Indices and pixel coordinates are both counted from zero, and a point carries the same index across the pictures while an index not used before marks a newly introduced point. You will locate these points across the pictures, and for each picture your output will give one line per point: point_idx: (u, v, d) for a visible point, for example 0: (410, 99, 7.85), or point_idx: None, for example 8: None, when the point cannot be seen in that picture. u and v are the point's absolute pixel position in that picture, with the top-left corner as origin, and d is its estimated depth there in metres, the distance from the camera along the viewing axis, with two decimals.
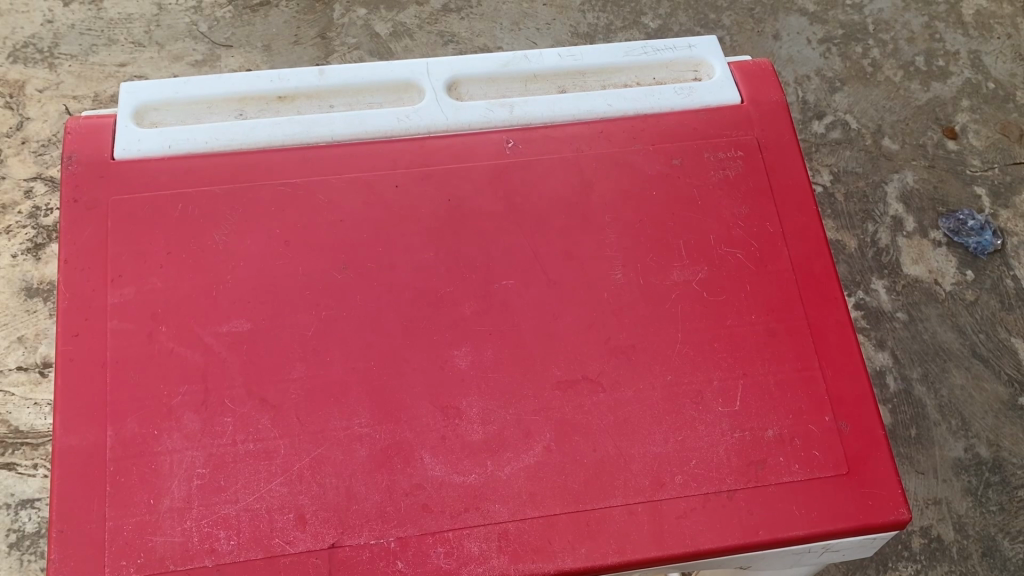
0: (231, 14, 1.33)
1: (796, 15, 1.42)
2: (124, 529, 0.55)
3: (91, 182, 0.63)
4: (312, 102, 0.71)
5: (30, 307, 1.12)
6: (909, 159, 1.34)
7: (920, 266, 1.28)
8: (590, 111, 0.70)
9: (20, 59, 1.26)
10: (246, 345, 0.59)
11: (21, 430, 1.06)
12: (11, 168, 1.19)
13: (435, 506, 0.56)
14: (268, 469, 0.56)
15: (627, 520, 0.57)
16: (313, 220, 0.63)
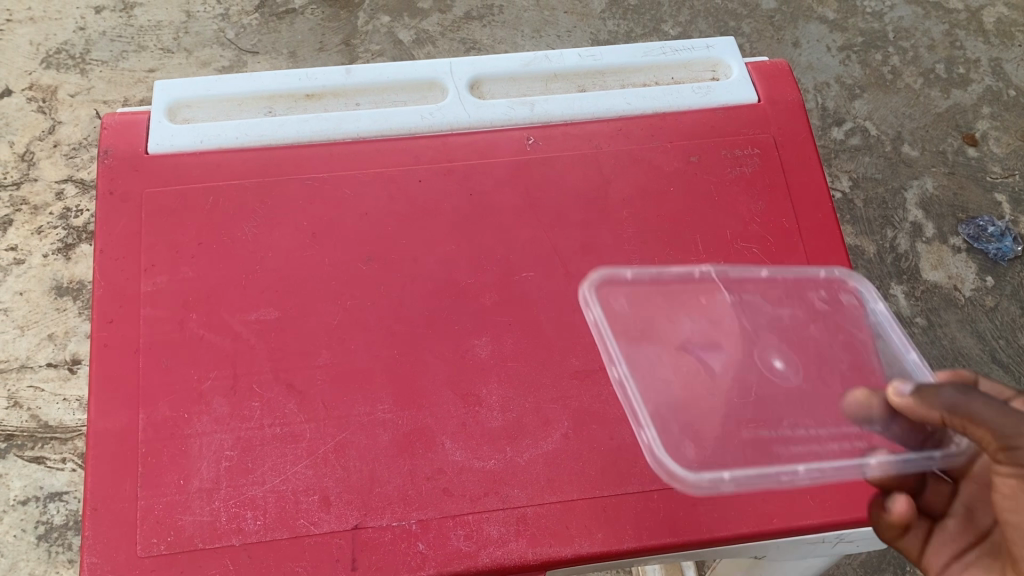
0: (258, 21, 1.33)
1: (815, 23, 1.43)
2: (155, 508, 0.56)
3: (126, 176, 0.65)
4: (338, 100, 0.73)
5: (60, 305, 1.12)
6: (928, 165, 1.34)
7: (939, 271, 1.27)
8: (609, 110, 0.72)
9: (52, 64, 1.27)
10: (273, 334, 0.61)
11: (50, 425, 1.06)
12: (43, 169, 1.20)
13: (455, 490, 0.58)
14: (295, 452, 0.58)
15: (642, 506, 0.58)
16: (338, 213, 0.65)
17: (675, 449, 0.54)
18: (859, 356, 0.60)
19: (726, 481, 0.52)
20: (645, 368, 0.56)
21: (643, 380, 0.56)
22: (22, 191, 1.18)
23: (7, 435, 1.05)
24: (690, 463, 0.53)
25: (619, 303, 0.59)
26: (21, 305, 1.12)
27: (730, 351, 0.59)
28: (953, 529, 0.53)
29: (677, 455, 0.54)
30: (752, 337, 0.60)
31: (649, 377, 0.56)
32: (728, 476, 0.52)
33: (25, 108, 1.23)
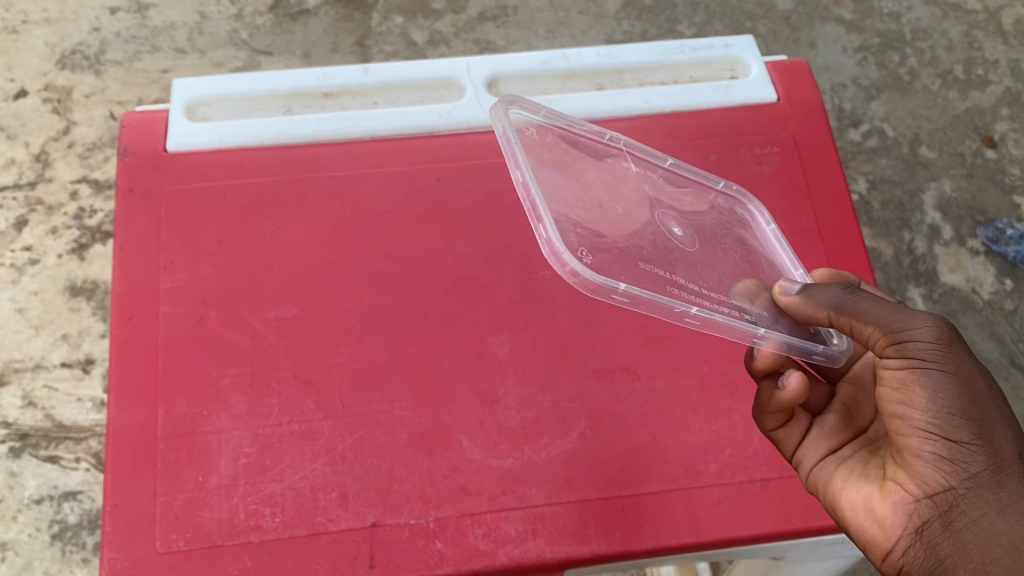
0: (272, 22, 1.26)
1: (831, 24, 1.36)
2: (174, 504, 0.56)
3: (146, 174, 0.66)
4: (357, 98, 0.73)
5: (74, 305, 1.05)
6: (946, 167, 1.27)
7: (957, 274, 1.20)
8: (628, 108, 0.71)
9: (67, 65, 1.19)
10: (292, 331, 0.61)
11: (64, 425, 0.99)
12: (57, 170, 1.12)
13: (474, 489, 0.58)
14: (313, 450, 0.58)
15: (661, 506, 0.58)
16: (356, 210, 0.65)
17: (571, 246, 0.49)
18: (751, 255, 0.59)
19: (619, 289, 0.48)
20: (549, 184, 0.52)
21: (547, 190, 0.51)
22: (37, 191, 1.10)
23: (20, 434, 0.98)
24: (586, 261, 0.48)
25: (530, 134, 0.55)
26: (35, 304, 1.04)
27: (627, 200, 0.56)
28: (831, 425, 0.56)
29: (576, 255, 0.48)
30: (648, 201, 0.57)
31: (554, 191, 0.51)
32: (623, 286, 0.48)
33: (40, 108, 1.15)
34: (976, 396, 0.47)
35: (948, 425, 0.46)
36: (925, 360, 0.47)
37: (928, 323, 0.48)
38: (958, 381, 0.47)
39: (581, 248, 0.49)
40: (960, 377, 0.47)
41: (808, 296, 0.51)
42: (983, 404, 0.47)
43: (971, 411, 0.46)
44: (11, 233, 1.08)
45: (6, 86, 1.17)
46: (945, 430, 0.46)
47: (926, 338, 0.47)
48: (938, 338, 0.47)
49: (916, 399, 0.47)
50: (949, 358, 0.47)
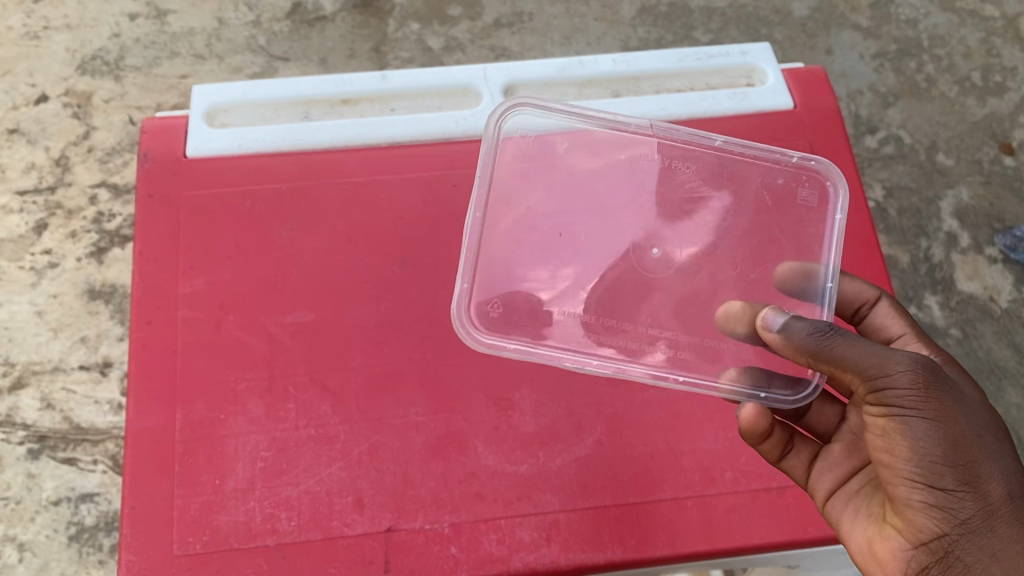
0: (289, 28, 1.24)
1: (848, 30, 1.29)
2: (191, 507, 0.57)
3: (165, 179, 0.66)
4: (374, 105, 0.74)
5: (92, 308, 1.04)
6: (964, 175, 1.21)
7: (975, 282, 1.15)
8: (644, 114, 0.71)
9: (87, 71, 1.18)
10: (309, 336, 0.61)
11: (81, 427, 0.98)
12: (77, 174, 1.12)
13: (488, 494, 0.58)
14: (329, 454, 0.58)
15: (675, 513, 0.58)
16: (373, 216, 0.66)
17: (479, 305, 0.55)
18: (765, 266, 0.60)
19: (509, 350, 0.53)
20: (496, 227, 0.57)
21: (485, 239, 0.56)
22: (57, 196, 1.10)
23: (39, 436, 0.98)
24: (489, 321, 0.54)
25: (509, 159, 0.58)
26: (54, 307, 1.04)
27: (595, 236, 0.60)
28: (836, 456, 0.56)
29: (477, 316, 0.54)
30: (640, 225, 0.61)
31: (498, 236, 0.57)
32: (511, 347, 0.53)
33: (61, 114, 1.15)
34: (960, 440, 0.45)
35: (934, 473, 0.45)
36: (906, 408, 0.45)
37: (907, 368, 0.45)
38: (941, 426, 0.45)
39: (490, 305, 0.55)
40: (945, 422, 0.45)
41: (788, 338, 0.48)
42: (969, 446, 0.45)
43: (955, 459, 0.45)
44: (31, 236, 1.08)
45: (27, 91, 1.16)
46: (930, 480, 0.45)
47: (905, 388, 0.45)
48: (920, 384, 0.45)
49: (900, 449, 0.46)
50: (929, 406, 0.45)
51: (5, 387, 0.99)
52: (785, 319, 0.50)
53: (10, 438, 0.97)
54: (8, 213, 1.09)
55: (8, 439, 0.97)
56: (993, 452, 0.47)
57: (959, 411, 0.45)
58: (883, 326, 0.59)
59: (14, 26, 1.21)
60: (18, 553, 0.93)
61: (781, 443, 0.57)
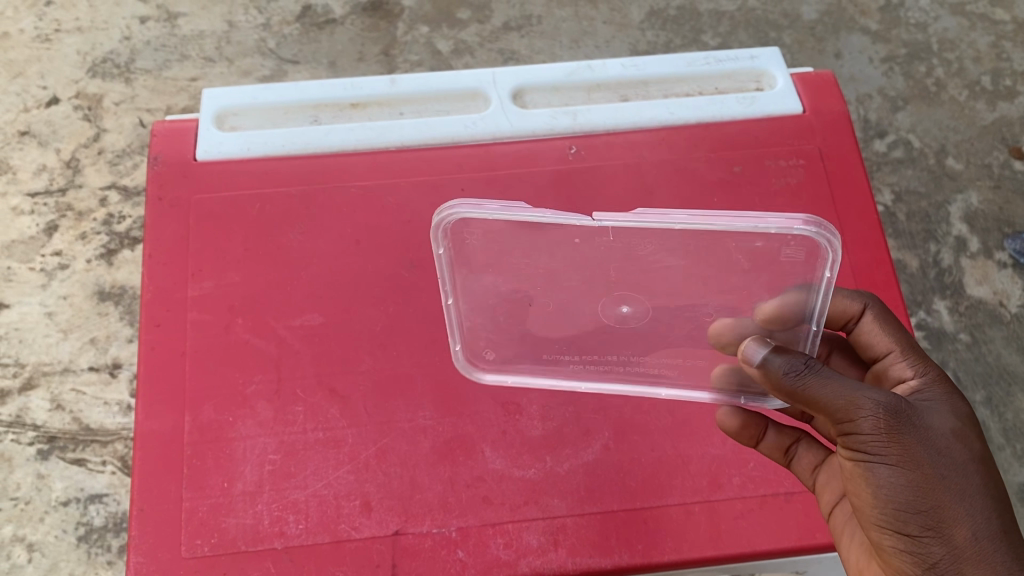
0: (298, 31, 1.25)
1: (857, 34, 1.29)
2: (200, 509, 0.57)
3: (175, 182, 0.67)
4: (383, 109, 0.74)
5: (102, 310, 1.05)
6: (973, 179, 1.20)
7: (984, 286, 1.14)
8: (652, 119, 0.71)
9: (98, 74, 1.19)
10: (317, 339, 0.62)
11: (91, 429, 0.99)
12: (87, 176, 1.12)
13: (496, 498, 0.58)
14: (337, 457, 0.59)
15: (682, 518, 0.58)
16: (381, 220, 0.66)
17: (476, 349, 0.61)
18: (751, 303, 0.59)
19: (509, 383, 0.60)
20: (476, 291, 0.60)
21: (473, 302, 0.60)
22: (68, 198, 1.11)
23: (48, 436, 0.98)
24: (486, 362, 0.61)
25: (473, 239, 0.56)
26: (64, 309, 1.04)
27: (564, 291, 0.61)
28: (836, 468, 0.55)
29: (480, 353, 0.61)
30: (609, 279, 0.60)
31: (477, 299, 0.60)
32: (509, 380, 0.60)
33: (72, 116, 1.16)
34: (924, 486, 0.45)
35: (895, 516, 0.45)
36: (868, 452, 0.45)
37: (869, 413, 0.45)
38: (904, 470, 0.45)
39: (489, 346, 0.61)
40: (908, 466, 0.45)
41: (764, 373, 0.47)
42: (934, 493, 0.45)
43: (917, 505, 0.45)
44: (41, 238, 1.08)
45: (38, 93, 1.17)
46: (894, 525, 0.45)
47: (865, 432, 0.45)
48: (881, 429, 0.44)
49: (865, 491, 0.46)
50: (891, 451, 0.45)
51: (15, 387, 1.00)
52: (765, 350, 0.48)
53: (20, 439, 0.98)
54: (20, 215, 1.09)
55: (19, 440, 0.98)
56: (969, 495, 0.45)
57: (924, 454, 0.45)
58: (869, 342, 0.54)
59: (26, 29, 1.22)
60: (28, 553, 0.94)
61: (780, 447, 0.57)
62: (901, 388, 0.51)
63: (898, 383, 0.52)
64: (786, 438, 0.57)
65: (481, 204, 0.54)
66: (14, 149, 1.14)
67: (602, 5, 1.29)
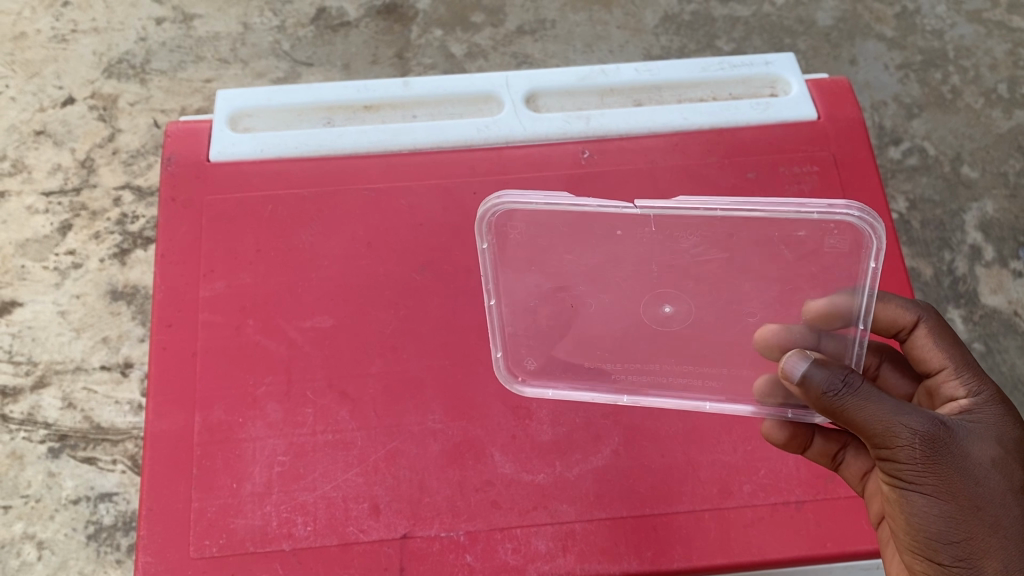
0: (313, 34, 1.25)
1: (872, 41, 1.28)
2: (209, 510, 0.57)
3: (189, 182, 0.67)
4: (396, 111, 0.74)
5: (114, 309, 1.05)
6: (989, 187, 1.19)
7: (1000, 296, 1.13)
8: (666, 124, 0.71)
9: (113, 74, 1.20)
10: (328, 341, 0.62)
11: (101, 427, 0.99)
12: (101, 176, 1.13)
13: (504, 503, 0.58)
14: (346, 460, 0.58)
15: (693, 526, 0.57)
16: (393, 223, 0.66)
17: (516, 357, 0.60)
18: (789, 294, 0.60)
19: (549, 396, 0.59)
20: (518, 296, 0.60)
21: (517, 305, 0.60)
22: (82, 197, 1.11)
23: (60, 435, 0.99)
24: (526, 371, 0.60)
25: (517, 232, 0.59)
26: (76, 308, 1.05)
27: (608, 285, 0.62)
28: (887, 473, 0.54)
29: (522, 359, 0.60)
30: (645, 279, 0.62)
31: (520, 314, 0.60)
32: (551, 391, 0.59)
33: (87, 116, 1.16)
34: (958, 518, 0.45)
35: (927, 543, 0.46)
36: (903, 478, 0.45)
37: (905, 442, 0.45)
38: (936, 500, 0.45)
39: (530, 358, 0.60)
40: (943, 496, 0.45)
41: (804, 389, 0.47)
42: (968, 524, 0.45)
43: (950, 537, 0.45)
44: (55, 237, 1.09)
45: (54, 93, 1.18)
46: (925, 551, 0.46)
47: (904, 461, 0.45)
48: (919, 459, 0.45)
49: (901, 514, 0.47)
50: (928, 481, 0.45)
51: (28, 386, 1.01)
52: (805, 365, 0.47)
53: (31, 437, 0.99)
54: (34, 214, 1.10)
55: (30, 438, 0.99)
56: (1006, 528, 0.45)
57: (959, 485, 0.45)
58: (922, 356, 0.54)
59: (43, 29, 1.22)
60: (37, 551, 0.94)
61: (826, 453, 0.57)
62: (951, 407, 0.50)
63: (950, 401, 0.51)
64: (833, 445, 0.57)
65: (527, 195, 0.59)
66: (30, 148, 1.14)
67: (616, 9, 1.29)
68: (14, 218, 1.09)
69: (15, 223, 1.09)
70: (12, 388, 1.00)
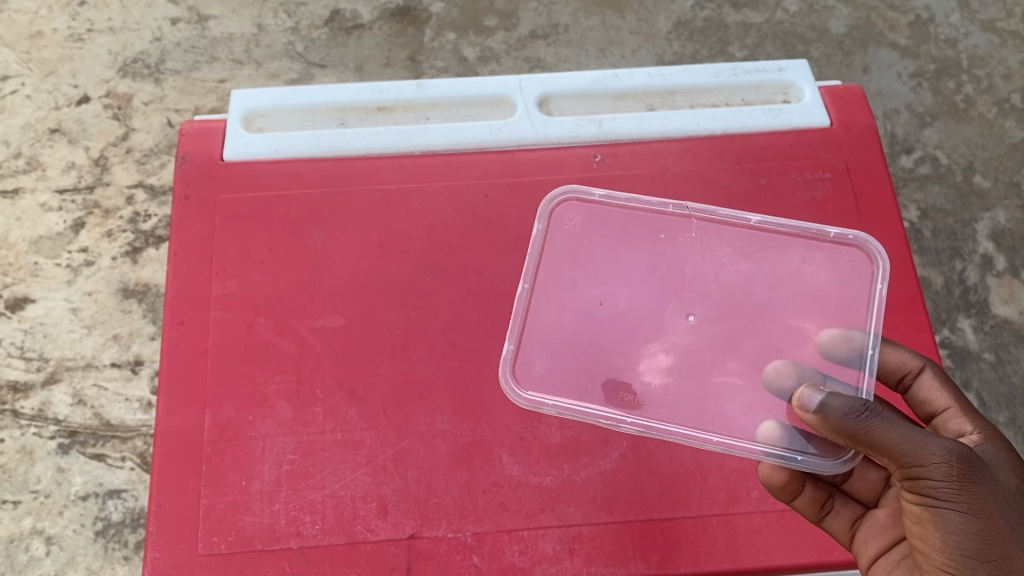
0: (327, 35, 1.25)
1: (885, 49, 1.28)
2: (217, 507, 0.58)
3: (203, 181, 0.67)
4: (409, 113, 0.74)
5: (126, 307, 1.06)
6: (1002, 197, 1.18)
7: (1012, 306, 1.12)
8: (677, 129, 0.71)
9: (127, 73, 1.20)
10: (339, 340, 0.62)
11: (111, 424, 1.00)
12: (114, 175, 1.14)
13: (511, 505, 0.58)
14: (354, 459, 0.59)
15: (700, 530, 0.57)
16: (404, 224, 0.66)
17: (525, 368, 0.57)
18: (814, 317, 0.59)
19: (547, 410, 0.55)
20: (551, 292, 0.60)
21: (543, 303, 0.59)
22: (95, 195, 1.12)
23: (69, 431, 0.99)
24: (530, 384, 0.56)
25: (573, 223, 0.62)
26: (88, 305, 1.05)
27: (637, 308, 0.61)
28: (881, 522, 0.56)
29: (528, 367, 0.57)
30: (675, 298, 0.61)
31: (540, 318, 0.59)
32: (550, 405, 0.56)
33: (101, 115, 1.17)
34: (994, 535, 0.45)
35: (962, 564, 0.45)
36: (936, 498, 0.45)
37: (939, 460, 0.45)
38: (970, 517, 0.45)
39: (538, 362, 0.57)
40: (978, 514, 0.45)
41: (823, 417, 0.48)
42: (1003, 542, 0.45)
43: (988, 554, 0.45)
44: (68, 234, 1.10)
45: (70, 92, 1.19)
46: (959, 571, 0.45)
47: (942, 478, 0.45)
48: (955, 477, 0.45)
49: (933, 536, 0.46)
50: (964, 497, 0.45)
51: (38, 381, 1.01)
52: (822, 396, 0.48)
53: (42, 433, 0.99)
54: (48, 211, 1.11)
55: (40, 434, 0.99)
56: None
57: (991, 504, 0.45)
58: (927, 398, 0.56)
59: (59, 28, 1.23)
60: (45, 546, 0.95)
61: (816, 501, 0.57)
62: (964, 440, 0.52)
63: (956, 436, 0.54)
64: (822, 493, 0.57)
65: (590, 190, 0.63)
66: (45, 146, 1.15)
67: (629, 15, 1.29)
68: (28, 215, 1.10)
69: (29, 220, 1.10)
70: (23, 383, 1.01)
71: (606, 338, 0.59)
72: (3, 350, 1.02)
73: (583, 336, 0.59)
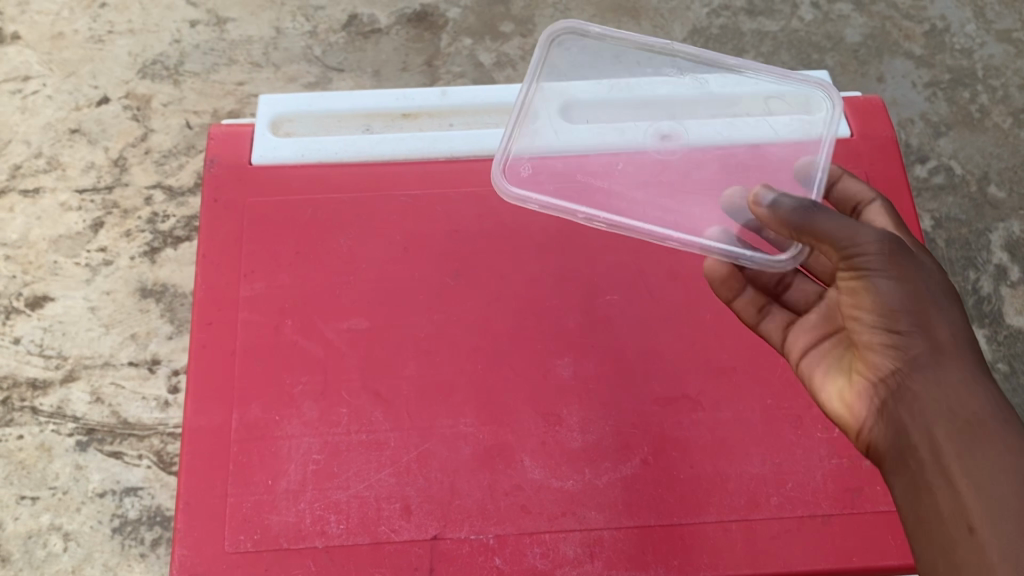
0: (344, 40, 1.27)
1: (901, 59, 1.29)
2: (244, 505, 0.59)
3: (231, 184, 0.68)
4: (434, 120, 0.75)
5: (143, 306, 1.07)
6: (1017, 208, 1.19)
7: None
8: (700, 139, 0.72)
9: (147, 75, 1.22)
10: (364, 343, 0.63)
11: (128, 422, 1.01)
12: (133, 175, 1.15)
13: (533, 508, 0.58)
14: (379, 460, 0.60)
15: (720, 535, 0.58)
16: (429, 228, 0.67)
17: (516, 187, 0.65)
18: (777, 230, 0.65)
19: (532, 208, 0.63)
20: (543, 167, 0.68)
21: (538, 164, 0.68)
22: (114, 195, 1.13)
23: (87, 428, 1.01)
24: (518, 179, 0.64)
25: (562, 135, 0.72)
26: (106, 304, 1.07)
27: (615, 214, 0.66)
28: (811, 322, 0.60)
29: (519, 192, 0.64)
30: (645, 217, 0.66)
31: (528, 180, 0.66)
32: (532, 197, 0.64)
33: (120, 116, 1.19)
34: (918, 294, 0.51)
35: (890, 316, 0.51)
36: (869, 268, 0.51)
37: (870, 237, 0.51)
38: (897, 281, 0.50)
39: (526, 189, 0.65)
40: (904, 279, 0.50)
41: (775, 213, 0.53)
42: (924, 303, 0.51)
43: (909, 304, 0.50)
44: (87, 234, 1.11)
45: (90, 93, 1.20)
46: (890, 323, 0.51)
47: (874, 248, 0.51)
48: (884, 250, 0.51)
49: (866, 303, 0.51)
50: (895, 265, 0.50)
51: (57, 379, 1.03)
52: (773, 195, 0.55)
53: (60, 430, 1.01)
54: (68, 211, 1.12)
55: (59, 431, 1.00)
56: (949, 310, 0.51)
57: (918, 277, 0.51)
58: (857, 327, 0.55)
59: (80, 29, 1.25)
60: (63, 542, 0.96)
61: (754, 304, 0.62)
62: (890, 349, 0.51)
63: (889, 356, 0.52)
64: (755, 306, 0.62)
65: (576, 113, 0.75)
66: (64, 146, 1.17)
67: (645, 21, 1.30)
68: (48, 215, 1.12)
69: (48, 219, 1.12)
70: (42, 381, 1.03)
71: (590, 197, 0.66)
72: (23, 347, 1.04)
73: (571, 193, 0.66)
